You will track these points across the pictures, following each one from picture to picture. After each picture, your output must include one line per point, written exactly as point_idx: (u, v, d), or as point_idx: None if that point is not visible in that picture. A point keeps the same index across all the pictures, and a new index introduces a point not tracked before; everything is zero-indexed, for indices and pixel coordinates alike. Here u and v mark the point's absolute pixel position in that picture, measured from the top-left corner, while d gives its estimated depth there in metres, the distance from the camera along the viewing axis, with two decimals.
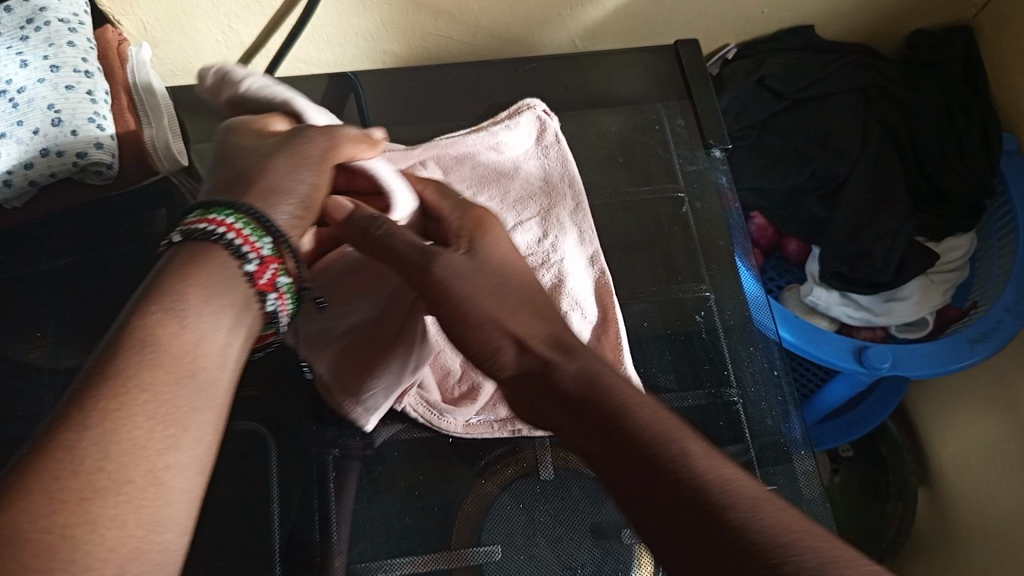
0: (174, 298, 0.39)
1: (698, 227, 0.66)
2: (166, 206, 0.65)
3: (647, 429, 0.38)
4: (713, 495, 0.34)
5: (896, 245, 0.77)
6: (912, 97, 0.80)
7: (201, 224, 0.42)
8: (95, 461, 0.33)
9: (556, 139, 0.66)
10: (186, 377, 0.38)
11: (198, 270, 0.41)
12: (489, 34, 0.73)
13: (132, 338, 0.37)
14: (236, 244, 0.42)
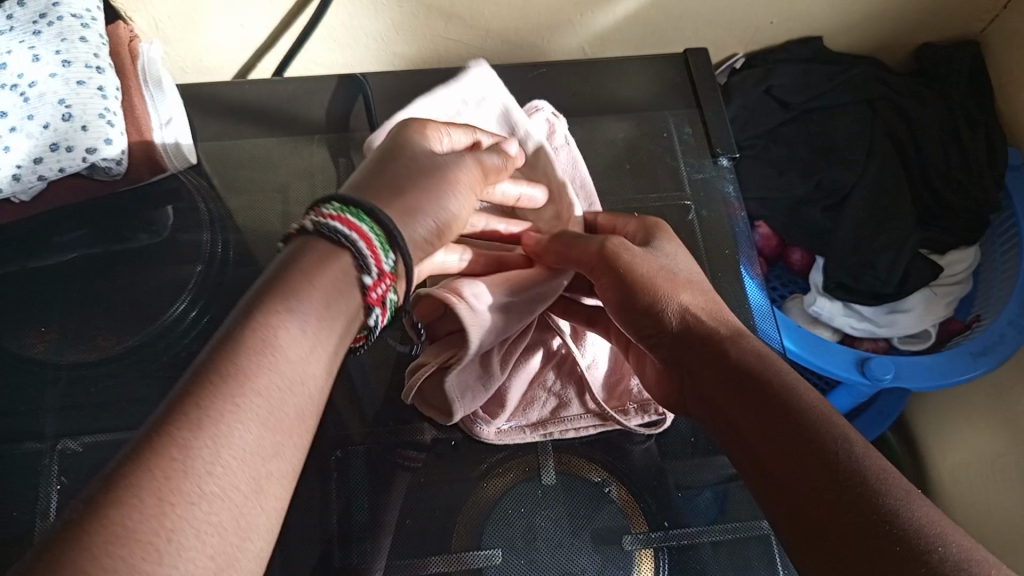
0: (287, 296, 0.39)
1: (704, 235, 0.66)
2: (174, 204, 0.66)
3: (809, 411, 0.39)
4: (870, 483, 0.35)
5: (899, 257, 0.77)
6: (919, 110, 0.80)
7: (337, 223, 0.42)
8: (206, 465, 0.31)
9: (565, 141, 0.65)
10: (290, 378, 0.36)
11: (312, 270, 0.40)
12: (499, 38, 0.73)
13: (248, 337, 0.36)
14: (364, 254, 0.42)
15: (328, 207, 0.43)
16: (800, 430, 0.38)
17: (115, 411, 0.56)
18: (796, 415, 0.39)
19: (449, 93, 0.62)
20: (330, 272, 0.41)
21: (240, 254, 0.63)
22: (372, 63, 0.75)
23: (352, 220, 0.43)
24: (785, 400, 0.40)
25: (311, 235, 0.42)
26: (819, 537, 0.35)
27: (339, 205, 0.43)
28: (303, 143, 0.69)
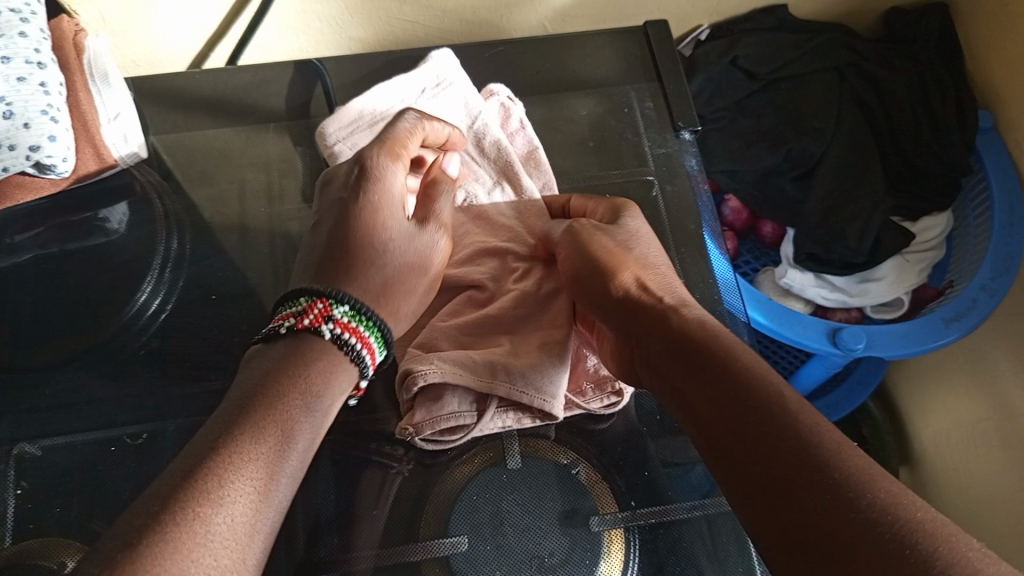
0: (278, 380, 0.42)
1: (669, 211, 0.65)
2: (130, 200, 0.65)
3: (754, 373, 0.40)
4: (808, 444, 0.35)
5: (871, 225, 0.76)
6: (887, 75, 0.79)
7: (348, 333, 0.45)
8: (191, 540, 0.34)
9: (520, 125, 0.65)
10: (281, 460, 0.39)
11: (301, 357, 0.43)
12: (457, 18, 0.72)
13: (245, 424, 0.39)
14: (362, 355, 0.46)
15: (336, 308, 0.45)
16: (743, 395, 0.39)
17: (74, 412, 0.55)
18: (738, 377, 0.40)
19: (408, 80, 0.63)
20: (318, 359, 0.44)
21: (198, 249, 0.62)
22: (329, 49, 0.74)
23: (355, 324, 0.46)
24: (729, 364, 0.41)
25: (312, 330, 0.44)
26: (760, 498, 0.36)
27: (349, 308, 0.46)
28: (260, 133, 0.68)
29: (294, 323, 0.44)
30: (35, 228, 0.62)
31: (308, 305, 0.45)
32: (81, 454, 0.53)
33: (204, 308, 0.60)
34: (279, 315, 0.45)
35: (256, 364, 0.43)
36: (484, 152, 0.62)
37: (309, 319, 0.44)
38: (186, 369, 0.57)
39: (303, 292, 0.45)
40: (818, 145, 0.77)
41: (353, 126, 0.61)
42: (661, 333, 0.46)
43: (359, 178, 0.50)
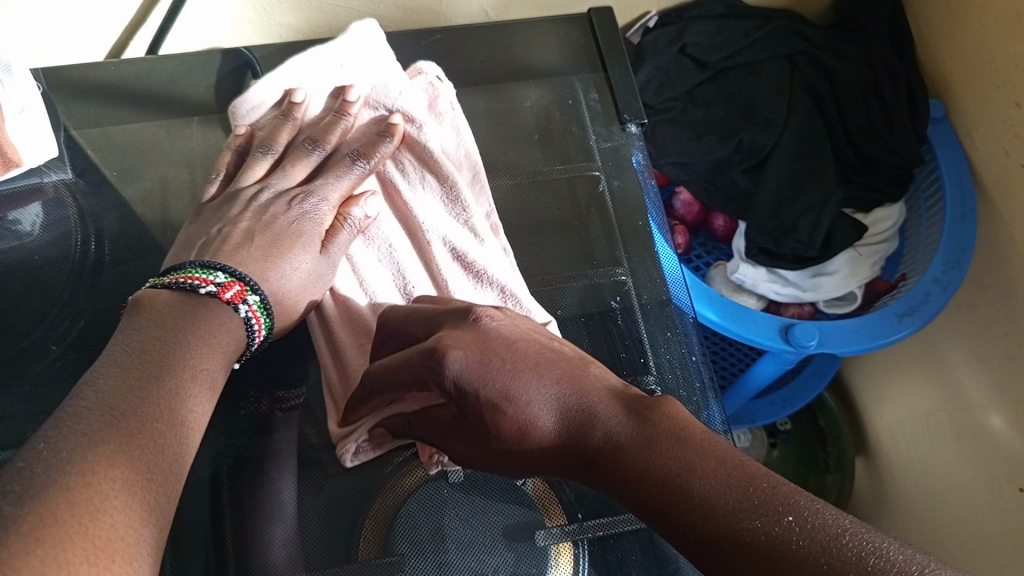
0: (181, 324, 0.42)
1: (616, 207, 0.62)
2: (42, 200, 0.60)
3: (686, 455, 0.33)
4: (749, 537, 0.30)
5: (822, 218, 0.74)
6: (837, 62, 0.77)
7: (253, 319, 0.46)
8: (101, 453, 0.33)
9: (450, 106, 0.61)
10: (196, 389, 0.40)
11: (200, 312, 0.43)
12: (393, 5, 0.69)
13: (143, 359, 0.39)
14: (252, 328, 0.46)
15: (251, 295, 0.46)
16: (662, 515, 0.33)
17: None
18: (660, 482, 0.33)
19: (321, 54, 0.58)
20: (215, 315, 0.44)
21: (119, 251, 0.58)
22: (258, 36, 0.70)
23: (260, 315, 0.46)
24: (646, 472, 0.33)
25: (226, 304, 0.45)
26: None
27: (261, 299, 0.47)
28: (183, 126, 0.64)
29: (215, 290, 0.45)
30: None
31: (227, 282, 0.46)
32: None
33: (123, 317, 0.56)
34: (192, 276, 0.45)
35: (152, 315, 0.42)
36: (404, 140, 0.58)
37: (228, 294, 0.45)
38: None
39: (223, 268, 0.46)
40: (769, 136, 0.75)
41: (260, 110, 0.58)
42: (590, 480, 0.37)
43: (289, 216, 0.51)
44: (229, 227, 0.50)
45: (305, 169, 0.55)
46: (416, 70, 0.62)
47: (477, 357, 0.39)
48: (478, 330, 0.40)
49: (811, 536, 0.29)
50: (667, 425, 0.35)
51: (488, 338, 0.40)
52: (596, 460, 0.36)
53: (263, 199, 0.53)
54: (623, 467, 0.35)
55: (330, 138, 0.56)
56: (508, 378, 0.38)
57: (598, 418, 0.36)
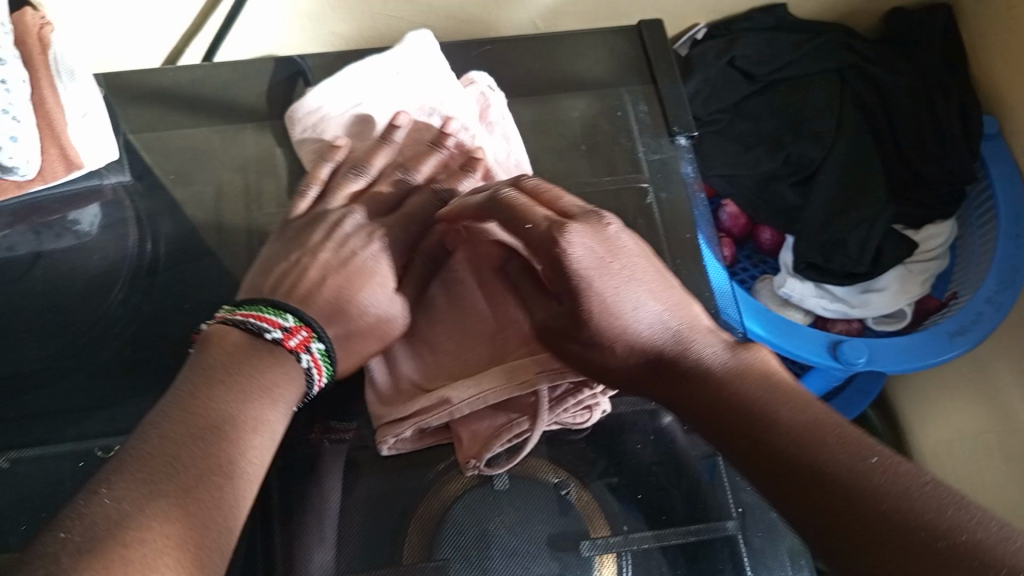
0: (245, 367, 0.44)
1: (664, 219, 0.62)
2: (101, 202, 0.61)
3: (774, 398, 0.37)
4: (823, 452, 0.34)
5: (873, 233, 0.73)
6: (888, 76, 0.76)
7: (312, 369, 0.47)
8: (158, 509, 0.35)
9: (500, 116, 0.61)
10: (254, 438, 0.41)
11: (266, 357, 0.45)
12: (444, 15, 0.69)
13: (208, 406, 0.41)
14: (313, 376, 0.47)
15: (316, 344, 0.47)
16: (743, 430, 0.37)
17: (37, 426, 0.52)
18: (748, 407, 0.37)
19: (378, 63, 0.60)
20: (279, 362, 0.45)
21: (172, 253, 0.59)
22: (311, 44, 0.71)
23: (323, 365, 0.47)
24: (731, 398, 0.38)
25: (290, 350, 0.46)
26: (801, 513, 0.34)
27: (325, 347, 0.47)
28: (237, 131, 0.65)
29: (281, 337, 0.46)
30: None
31: (295, 327, 0.47)
32: (45, 472, 0.51)
33: (177, 317, 0.57)
34: (262, 317, 0.46)
35: (217, 359, 0.44)
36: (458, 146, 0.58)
37: (293, 341, 0.46)
38: (155, 382, 0.54)
39: (293, 310, 0.47)
40: (818, 149, 0.75)
41: (316, 116, 0.59)
42: (672, 401, 0.41)
43: (371, 247, 0.52)
44: (309, 257, 0.51)
45: (394, 196, 0.56)
46: (468, 82, 0.63)
47: (597, 253, 0.41)
48: (604, 228, 0.42)
49: (892, 480, 0.32)
50: (760, 366, 0.40)
51: (613, 241, 0.42)
52: (681, 373, 0.41)
53: (345, 226, 0.53)
54: (716, 387, 0.39)
55: (422, 170, 0.57)
56: (613, 290, 0.41)
57: (693, 344, 0.41)
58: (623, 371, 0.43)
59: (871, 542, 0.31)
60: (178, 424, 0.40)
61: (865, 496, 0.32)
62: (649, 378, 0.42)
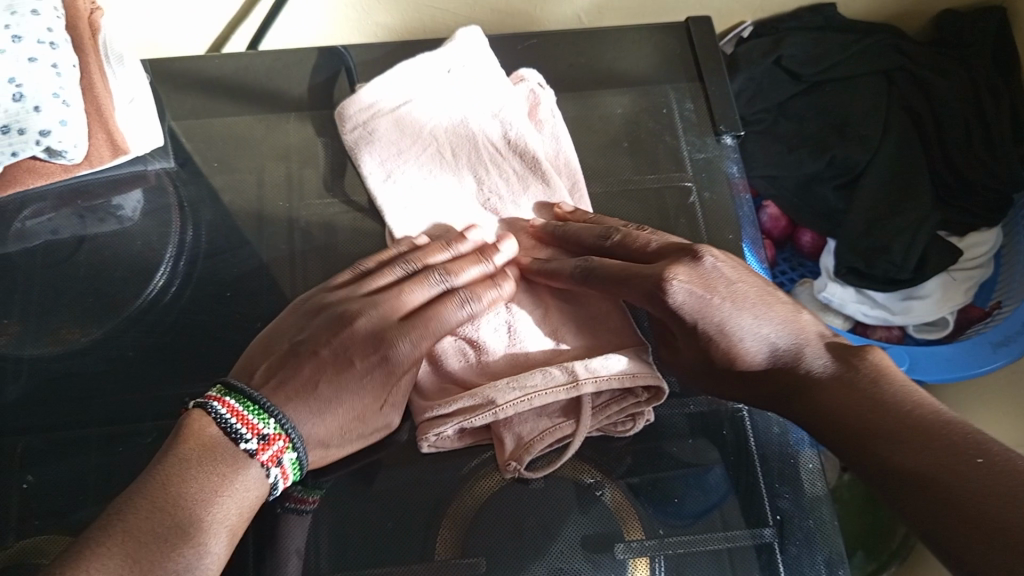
0: (208, 470, 0.43)
1: (706, 220, 0.61)
2: (144, 187, 0.62)
3: (884, 406, 0.42)
4: (934, 447, 0.39)
5: (917, 240, 0.72)
6: (938, 80, 0.75)
7: (279, 479, 0.45)
8: None
9: (550, 114, 0.62)
10: (198, 551, 0.41)
11: (238, 466, 0.44)
12: (489, 7, 0.69)
13: (164, 517, 0.41)
14: (278, 485, 0.46)
15: (289, 454, 0.45)
16: (861, 433, 0.42)
17: (79, 408, 0.53)
18: (858, 414, 0.42)
19: (432, 59, 0.61)
20: (242, 472, 0.44)
21: (214, 241, 0.60)
22: (354, 36, 0.70)
23: (290, 474, 0.46)
24: (848, 404, 0.43)
25: (257, 466, 0.44)
26: (911, 503, 0.39)
27: (296, 458, 0.46)
28: (281, 120, 0.65)
29: (253, 448, 0.44)
30: (45, 213, 0.60)
31: (271, 437, 0.45)
32: (86, 454, 0.51)
33: (217, 305, 0.57)
34: (243, 418, 0.45)
35: (188, 453, 0.43)
36: (509, 144, 0.59)
37: (264, 455, 0.45)
38: (196, 369, 0.54)
39: (276, 416, 0.45)
40: (863, 152, 0.73)
41: (369, 111, 0.60)
42: (789, 412, 0.46)
43: (369, 362, 0.49)
44: (310, 353, 0.49)
45: (423, 297, 0.51)
46: (519, 78, 0.63)
47: (696, 294, 0.46)
48: (700, 266, 0.47)
49: (996, 474, 0.37)
50: (868, 370, 0.45)
51: (709, 275, 0.47)
52: (797, 388, 0.45)
53: (355, 323, 0.50)
54: (832, 398, 0.44)
55: (461, 277, 0.52)
56: (721, 324, 0.46)
57: (805, 357, 0.46)
58: (743, 390, 0.48)
59: (975, 524, 0.36)
60: (132, 527, 0.40)
61: (967, 492, 0.37)
62: (765, 397, 0.47)
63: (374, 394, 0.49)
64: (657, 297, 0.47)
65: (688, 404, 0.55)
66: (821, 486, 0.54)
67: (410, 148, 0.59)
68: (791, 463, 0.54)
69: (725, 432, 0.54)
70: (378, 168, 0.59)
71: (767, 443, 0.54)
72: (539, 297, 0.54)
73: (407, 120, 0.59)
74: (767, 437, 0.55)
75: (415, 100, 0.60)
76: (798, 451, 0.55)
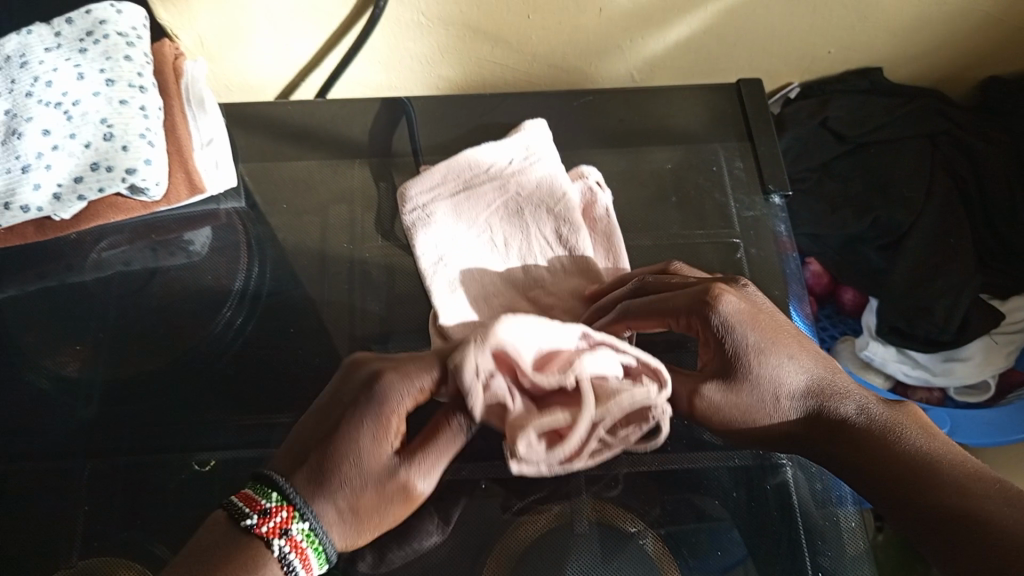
0: (210, 565, 0.39)
1: (752, 275, 0.63)
2: (213, 225, 0.65)
3: (915, 452, 0.45)
4: (973, 502, 0.42)
5: (958, 303, 0.73)
6: (983, 147, 0.76)
7: (294, 555, 0.40)
8: None
9: (605, 212, 0.61)
10: None
11: (246, 559, 0.39)
12: (546, 64, 0.72)
13: None
14: (292, 563, 0.40)
15: (298, 524, 0.40)
16: (901, 475, 0.44)
17: (143, 434, 0.55)
18: (900, 458, 0.45)
19: (499, 147, 0.62)
20: (248, 556, 0.39)
21: (277, 279, 0.63)
22: (417, 87, 0.74)
23: (308, 548, 0.40)
24: (888, 447, 0.45)
25: (263, 544, 0.39)
26: (959, 550, 0.41)
27: (309, 527, 0.40)
28: (345, 165, 0.68)
29: (253, 522, 0.40)
30: (122, 245, 0.64)
31: (275, 508, 0.40)
32: (148, 480, 0.53)
33: (279, 341, 0.59)
34: (247, 497, 0.41)
35: (197, 548, 0.40)
36: (560, 238, 0.58)
37: (267, 527, 0.40)
38: (257, 401, 0.57)
39: (278, 486, 0.41)
40: (907, 215, 0.75)
41: (432, 190, 0.61)
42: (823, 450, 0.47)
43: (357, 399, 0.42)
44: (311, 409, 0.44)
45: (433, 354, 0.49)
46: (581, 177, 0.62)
47: (743, 312, 0.46)
48: (750, 296, 0.49)
49: None
50: (903, 418, 0.47)
51: (754, 301, 0.48)
52: (834, 429, 0.47)
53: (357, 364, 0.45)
54: (870, 439, 0.46)
55: None
56: (769, 340, 0.46)
57: (841, 403, 0.47)
58: (792, 416, 0.47)
59: None
60: None
61: (1018, 545, 0.39)
62: (812, 438, 0.47)
63: (385, 446, 0.42)
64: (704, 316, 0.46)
65: (732, 457, 0.56)
66: (862, 545, 0.54)
67: (465, 231, 0.59)
68: (834, 520, 0.55)
69: (767, 487, 0.55)
70: (430, 249, 0.59)
71: (808, 497, 0.55)
72: None
73: (464, 206, 0.60)
74: (809, 491, 0.56)
75: (475, 189, 0.60)
76: (840, 507, 0.55)
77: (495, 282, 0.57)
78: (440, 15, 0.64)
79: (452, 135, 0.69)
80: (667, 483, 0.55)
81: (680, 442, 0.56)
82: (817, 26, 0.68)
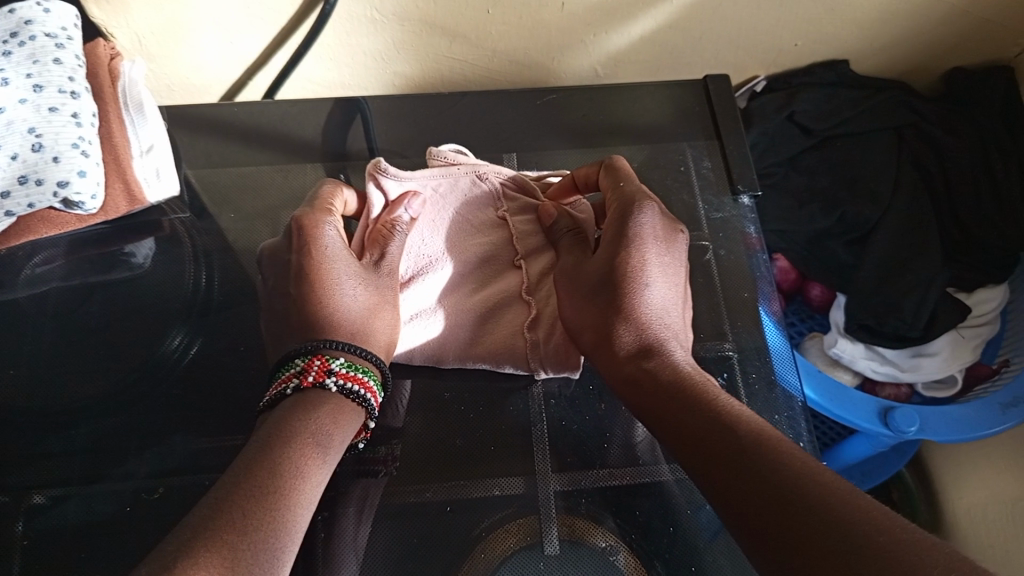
0: (305, 409, 0.46)
1: (722, 277, 0.61)
2: (157, 236, 0.62)
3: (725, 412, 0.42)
4: (755, 447, 0.38)
5: (926, 299, 0.74)
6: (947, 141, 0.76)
7: (350, 382, 0.48)
8: (239, 510, 0.38)
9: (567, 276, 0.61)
10: (304, 462, 0.43)
11: (304, 403, 0.46)
12: (507, 59, 0.69)
13: (273, 441, 0.44)
14: (356, 390, 0.48)
15: (335, 361, 0.48)
16: (704, 418, 0.42)
17: (84, 462, 0.52)
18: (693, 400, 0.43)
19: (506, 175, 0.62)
20: (320, 397, 0.47)
21: (227, 292, 0.59)
22: (371, 84, 0.71)
23: (356, 373, 0.49)
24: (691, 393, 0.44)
25: (318, 385, 0.47)
26: (724, 480, 0.38)
27: (345, 359, 0.49)
28: (296, 168, 0.65)
29: (299, 382, 0.47)
30: (57, 260, 0.60)
31: (308, 363, 0.48)
32: (89, 511, 0.50)
33: (229, 357, 0.56)
34: (283, 378, 0.48)
35: (303, 398, 0.47)
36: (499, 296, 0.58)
37: (313, 375, 0.47)
38: (205, 425, 0.53)
39: (301, 352, 0.48)
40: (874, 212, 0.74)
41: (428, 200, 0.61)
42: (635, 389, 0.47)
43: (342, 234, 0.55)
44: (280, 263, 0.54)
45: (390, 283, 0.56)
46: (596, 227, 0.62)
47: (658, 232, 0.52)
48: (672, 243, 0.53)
49: (812, 483, 0.35)
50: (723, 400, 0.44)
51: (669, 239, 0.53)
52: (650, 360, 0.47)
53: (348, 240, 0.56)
54: (682, 384, 0.45)
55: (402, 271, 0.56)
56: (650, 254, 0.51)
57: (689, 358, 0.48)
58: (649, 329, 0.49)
59: (785, 517, 0.34)
60: (266, 444, 0.44)
61: (783, 487, 0.36)
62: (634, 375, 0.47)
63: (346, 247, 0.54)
64: (626, 216, 0.52)
65: None
66: None
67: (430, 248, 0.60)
68: None
69: None
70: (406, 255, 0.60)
71: None
72: (485, 336, 0.57)
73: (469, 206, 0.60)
74: None
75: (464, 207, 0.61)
76: None
77: (450, 286, 0.59)
78: (396, 10, 0.61)
79: (410, 136, 0.66)
80: (638, 494, 0.53)
81: (653, 453, 0.55)
82: (785, 19, 0.67)
